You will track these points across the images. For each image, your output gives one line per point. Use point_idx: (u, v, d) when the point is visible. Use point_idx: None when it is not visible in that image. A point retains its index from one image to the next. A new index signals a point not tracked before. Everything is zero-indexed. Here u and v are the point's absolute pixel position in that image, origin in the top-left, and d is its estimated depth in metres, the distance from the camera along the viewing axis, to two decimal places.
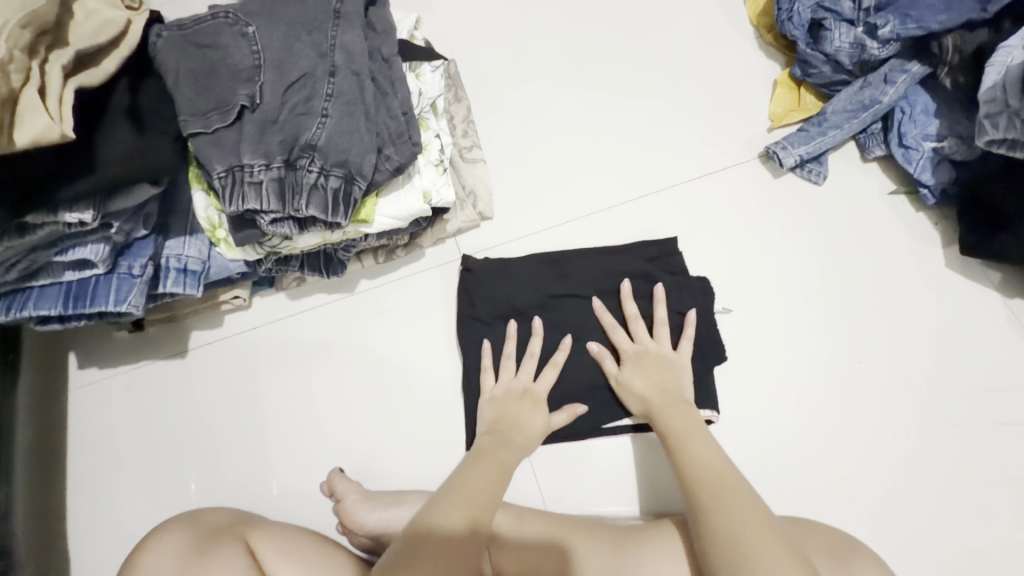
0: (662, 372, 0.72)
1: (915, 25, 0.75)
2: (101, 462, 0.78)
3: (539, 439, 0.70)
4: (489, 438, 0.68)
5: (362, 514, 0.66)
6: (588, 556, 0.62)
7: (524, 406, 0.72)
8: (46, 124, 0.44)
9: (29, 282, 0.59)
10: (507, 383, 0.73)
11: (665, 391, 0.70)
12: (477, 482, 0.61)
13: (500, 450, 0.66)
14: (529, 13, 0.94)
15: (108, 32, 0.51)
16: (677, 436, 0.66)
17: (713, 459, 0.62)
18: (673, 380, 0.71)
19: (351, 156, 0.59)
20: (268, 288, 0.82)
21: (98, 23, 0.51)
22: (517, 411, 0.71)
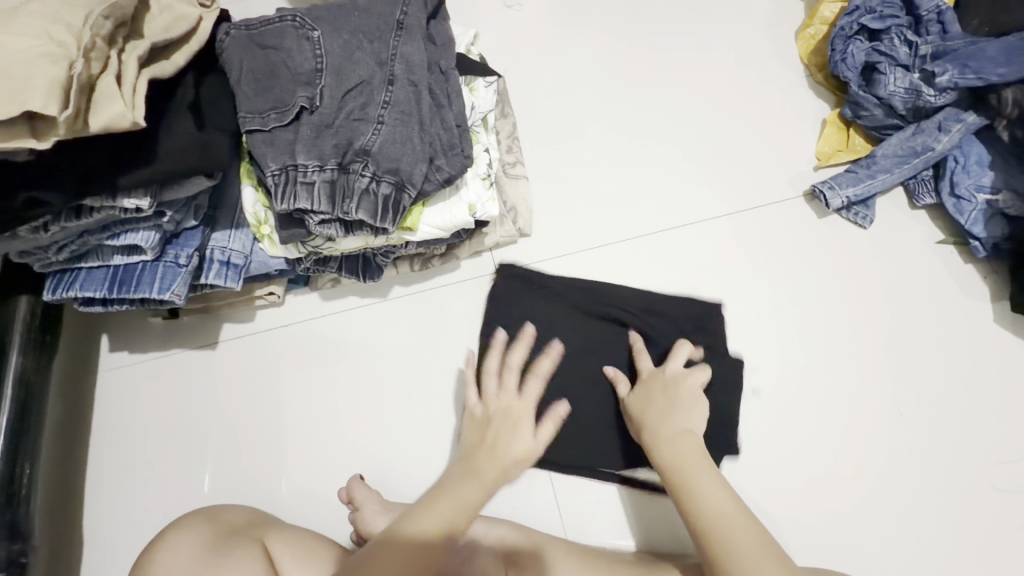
0: (670, 399, 0.69)
1: (974, 76, 0.76)
2: (122, 447, 0.77)
3: (514, 467, 0.65)
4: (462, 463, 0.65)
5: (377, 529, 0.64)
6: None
7: (507, 432, 0.67)
8: (119, 111, 0.44)
9: (78, 263, 0.59)
10: (498, 399, 0.70)
11: (671, 421, 0.67)
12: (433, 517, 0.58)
13: (465, 483, 0.62)
14: (581, 37, 0.95)
15: (180, 27, 0.53)
16: (684, 472, 0.62)
17: (721, 498, 0.60)
18: (681, 409, 0.68)
19: (402, 164, 0.59)
20: (302, 286, 0.82)
21: (171, 18, 0.52)
22: (496, 432, 0.67)
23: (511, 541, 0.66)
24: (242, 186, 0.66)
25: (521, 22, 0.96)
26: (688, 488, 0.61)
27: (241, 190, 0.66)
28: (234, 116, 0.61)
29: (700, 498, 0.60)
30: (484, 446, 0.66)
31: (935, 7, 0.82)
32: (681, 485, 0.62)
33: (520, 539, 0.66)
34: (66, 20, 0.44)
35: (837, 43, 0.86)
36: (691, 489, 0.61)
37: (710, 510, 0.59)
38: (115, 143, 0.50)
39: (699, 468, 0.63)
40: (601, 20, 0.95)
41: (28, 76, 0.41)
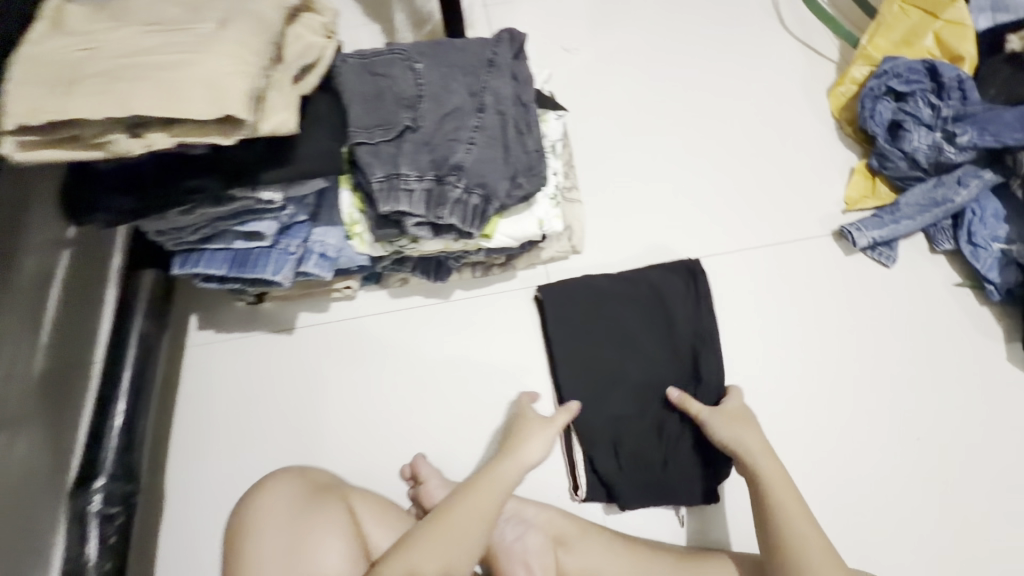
0: (745, 425, 0.74)
1: (992, 138, 0.85)
2: (202, 416, 0.85)
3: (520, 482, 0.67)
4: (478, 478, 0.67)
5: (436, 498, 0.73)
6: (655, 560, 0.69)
7: (519, 451, 0.70)
8: (283, 120, 0.54)
9: (204, 245, 0.68)
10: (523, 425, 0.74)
11: (767, 450, 0.71)
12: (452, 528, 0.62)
13: (479, 497, 0.65)
14: (632, 87, 1.08)
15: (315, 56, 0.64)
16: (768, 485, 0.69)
17: (812, 534, 0.65)
18: (757, 435, 0.73)
19: (489, 180, 0.69)
20: (373, 284, 0.90)
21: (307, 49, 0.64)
22: (509, 449, 0.71)
23: (558, 525, 0.69)
24: (340, 190, 0.75)
25: (581, 71, 1.09)
26: (781, 516, 0.67)
27: (339, 192, 0.75)
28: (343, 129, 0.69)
29: (795, 528, 0.65)
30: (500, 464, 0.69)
31: (955, 76, 0.92)
32: (776, 511, 0.67)
33: (567, 525, 0.70)
34: (248, 41, 0.53)
35: (867, 102, 0.96)
36: (785, 517, 0.66)
37: (803, 541, 0.65)
38: (262, 146, 0.58)
39: (792, 500, 0.67)
40: (645, 77, 1.09)
41: (225, 83, 0.49)
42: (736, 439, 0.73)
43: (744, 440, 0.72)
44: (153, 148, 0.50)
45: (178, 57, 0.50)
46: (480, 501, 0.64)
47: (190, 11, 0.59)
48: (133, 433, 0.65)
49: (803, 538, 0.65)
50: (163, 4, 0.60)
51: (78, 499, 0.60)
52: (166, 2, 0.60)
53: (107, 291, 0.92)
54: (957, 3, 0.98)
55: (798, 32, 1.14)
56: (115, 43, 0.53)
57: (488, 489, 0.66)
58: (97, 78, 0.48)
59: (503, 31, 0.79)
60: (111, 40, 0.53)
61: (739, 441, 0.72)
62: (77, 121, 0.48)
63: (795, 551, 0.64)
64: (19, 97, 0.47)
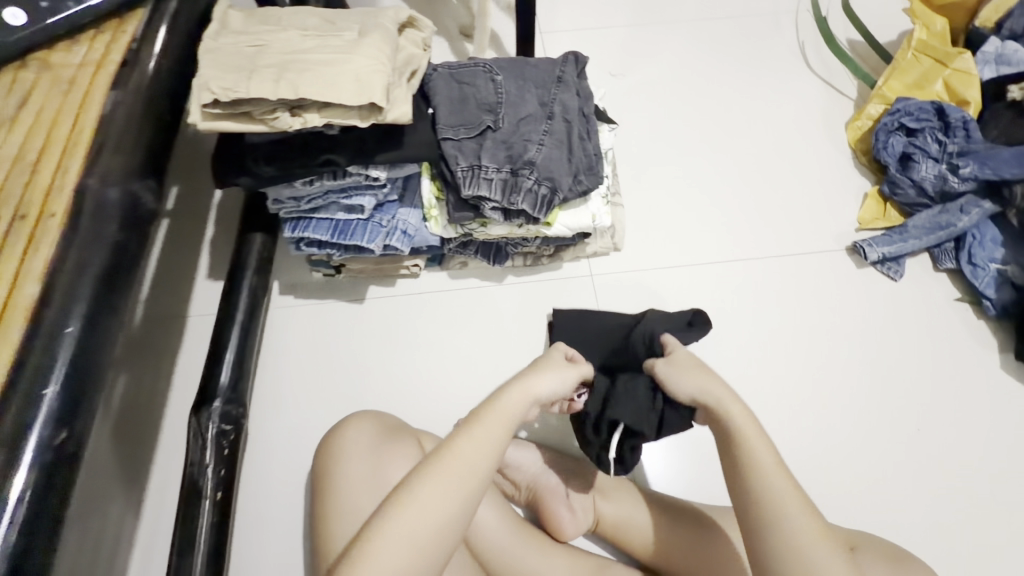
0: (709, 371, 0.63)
1: (992, 172, 0.96)
2: (278, 370, 0.96)
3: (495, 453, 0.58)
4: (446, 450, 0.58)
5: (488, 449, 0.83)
6: (679, 512, 0.75)
7: (488, 421, 0.60)
8: (404, 111, 0.65)
9: (312, 214, 0.81)
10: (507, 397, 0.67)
11: (736, 398, 0.61)
12: (414, 515, 0.53)
13: (446, 476, 0.55)
14: (671, 110, 1.22)
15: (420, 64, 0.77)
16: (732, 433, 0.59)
17: (774, 464, 0.56)
18: (724, 383, 0.62)
19: (556, 175, 0.81)
20: (436, 265, 1.03)
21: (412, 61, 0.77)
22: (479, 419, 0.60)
23: (597, 477, 0.81)
24: (421, 177, 0.85)
25: (625, 95, 1.24)
26: (740, 452, 0.57)
27: (421, 180, 0.85)
28: (434, 127, 0.82)
29: (751, 457, 0.57)
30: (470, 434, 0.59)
31: (961, 117, 1.04)
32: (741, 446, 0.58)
33: (604, 477, 0.81)
34: (382, 48, 0.67)
35: (881, 135, 1.08)
36: (745, 449, 0.57)
37: (761, 472, 0.56)
38: (379, 132, 0.71)
39: (750, 434, 0.58)
40: (682, 102, 1.23)
41: (371, 78, 0.62)
42: (690, 385, 0.62)
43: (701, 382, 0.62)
44: (308, 125, 0.63)
45: (334, 56, 0.63)
46: (488, 430, 0.59)
47: (331, 22, 0.73)
48: (243, 365, 0.76)
49: (758, 466, 0.56)
50: (307, 14, 0.74)
51: (202, 414, 0.71)
52: (310, 13, 0.74)
53: (201, 254, 1.03)
54: (964, 55, 1.11)
55: (821, 73, 1.28)
56: (278, 42, 0.67)
57: (493, 419, 0.60)
58: (272, 68, 0.62)
59: (569, 54, 0.93)
60: (275, 40, 0.67)
61: (695, 388, 0.61)
62: (253, 100, 0.61)
63: (753, 480, 0.56)
64: (212, 78, 0.60)
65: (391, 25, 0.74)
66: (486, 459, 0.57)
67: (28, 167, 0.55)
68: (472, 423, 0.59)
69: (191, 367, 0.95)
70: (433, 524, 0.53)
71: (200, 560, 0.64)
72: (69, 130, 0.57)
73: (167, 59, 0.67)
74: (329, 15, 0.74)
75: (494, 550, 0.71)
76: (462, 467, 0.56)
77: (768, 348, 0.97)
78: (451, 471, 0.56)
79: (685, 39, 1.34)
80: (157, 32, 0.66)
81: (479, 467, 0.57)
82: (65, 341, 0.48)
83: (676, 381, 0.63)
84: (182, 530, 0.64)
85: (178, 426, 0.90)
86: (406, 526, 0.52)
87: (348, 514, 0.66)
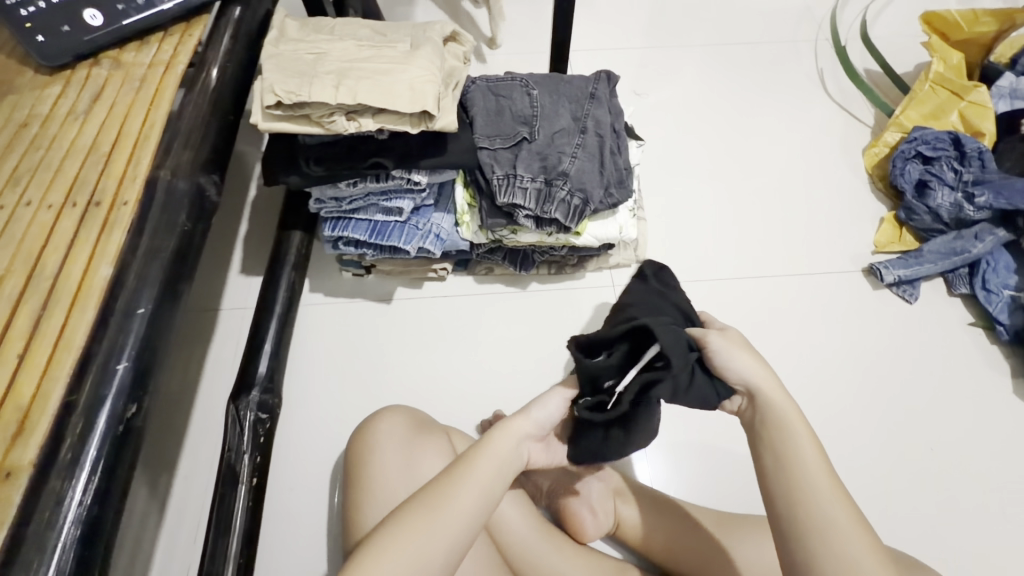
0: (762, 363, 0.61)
1: (1006, 202, 0.99)
2: (305, 365, 0.98)
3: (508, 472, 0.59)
4: (461, 461, 0.59)
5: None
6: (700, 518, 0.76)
7: (502, 438, 0.61)
8: (451, 120, 0.69)
9: (352, 215, 0.84)
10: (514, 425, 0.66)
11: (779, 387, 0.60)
12: (428, 520, 0.53)
13: (460, 485, 0.56)
14: (693, 130, 1.25)
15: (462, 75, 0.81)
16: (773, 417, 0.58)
17: (822, 468, 0.54)
18: (768, 369, 0.61)
19: (588, 187, 0.84)
20: (462, 270, 1.06)
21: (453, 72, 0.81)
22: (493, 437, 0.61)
23: (618, 480, 0.82)
24: (456, 184, 0.89)
25: (648, 114, 1.28)
26: (788, 455, 0.55)
27: (456, 187, 0.88)
28: (472, 136, 0.85)
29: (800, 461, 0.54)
30: (483, 449, 0.60)
31: (976, 148, 1.07)
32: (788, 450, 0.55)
33: (626, 481, 0.82)
34: (432, 60, 0.70)
35: (897, 162, 1.11)
36: (793, 452, 0.55)
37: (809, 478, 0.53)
38: (425, 138, 0.75)
39: (801, 439, 0.56)
40: (703, 122, 1.27)
41: (423, 87, 0.66)
42: (736, 363, 0.60)
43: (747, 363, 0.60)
44: (362, 128, 0.66)
45: (389, 66, 0.67)
46: (483, 472, 0.58)
47: (382, 34, 0.77)
48: (279, 357, 0.79)
49: (807, 472, 0.53)
50: (359, 25, 0.78)
51: (240, 403, 0.73)
52: (362, 25, 0.78)
53: (235, 251, 1.06)
54: (979, 88, 1.14)
55: (839, 100, 1.32)
56: (335, 51, 0.71)
57: (488, 461, 0.59)
58: (331, 75, 0.66)
59: (601, 72, 0.96)
60: (332, 49, 0.71)
61: (750, 375, 0.60)
62: (313, 103, 0.65)
63: (801, 487, 0.53)
64: (276, 82, 0.64)
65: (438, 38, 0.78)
66: (483, 500, 0.56)
67: (102, 158, 0.58)
68: (467, 463, 0.58)
69: (222, 360, 0.97)
70: (421, 560, 0.51)
71: (234, 544, 0.65)
72: (140, 125, 0.61)
73: (230, 63, 0.70)
74: (380, 27, 0.79)
75: (516, 545, 0.73)
76: (457, 505, 0.55)
77: (784, 363, 0.99)
78: (445, 509, 0.54)
79: (706, 63, 1.38)
80: (221, 37, 0.70)
81: (492, 482, 0.58)
82: (137, 320, 0.51)
83: (730, 359, 0.60)
84: (218, 513, 0.66)
85: (207, 418, 0.92)
86: (393, 559, 0.51)
87: (382, 504, 0.68)
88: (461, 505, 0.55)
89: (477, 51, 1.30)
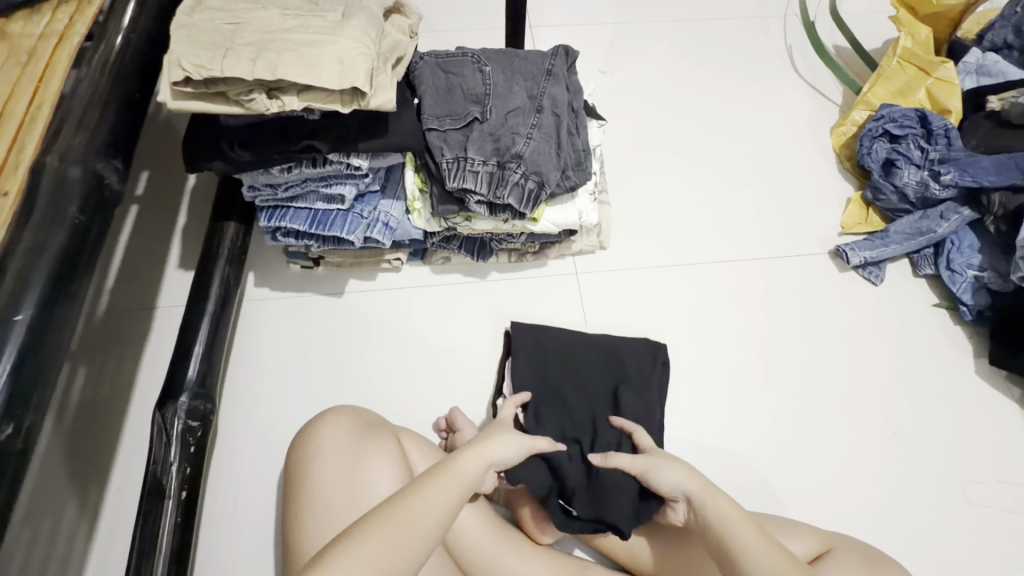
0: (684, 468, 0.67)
1: (971, 179, 0.98)
2: (250, 365, 0.92)
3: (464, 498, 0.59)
4: (417, 483, 0.57)
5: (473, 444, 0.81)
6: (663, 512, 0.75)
7: (459, 462, 0.61)
8: (390, 97, 0.63)
9: (290, 203, 0.77)
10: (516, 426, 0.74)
11: (708, 489, 0.65)
12: (375, 549, 0.50)
13: (415, 509, 0.54)
14: (659, 110, 1.21)
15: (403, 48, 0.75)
16: (716, 523, 0.62)
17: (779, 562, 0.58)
18: (692, 473, 0.66)
19: (544, 170, 0.79)
20: (418, 260, 1.00)
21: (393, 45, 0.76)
22: (453, 460, 0.61)
23: None
24: (405, 169, 0.83)
25: (613, 94, 1.22)
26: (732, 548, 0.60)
27: (404, 172, 0.83)
28: (418, 117, 0.79)
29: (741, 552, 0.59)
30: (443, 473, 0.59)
31: (943, 125, 1.06)
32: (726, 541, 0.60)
33: None
34: (366, 31, 0.64)
35: (864, 141, 1.09)
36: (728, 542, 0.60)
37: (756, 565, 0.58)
38: (363, 118, 0.69)
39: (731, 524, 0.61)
40: (670, 102, 1.22)
41: (353, 62, 0.60)
42: (663, 476, 0.66)
43: (671, 471, 0.66)
44: (286, 108, 0.60)
45: (317, 37, 0.61)
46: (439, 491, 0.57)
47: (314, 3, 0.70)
48: (214, 361, 0.73)
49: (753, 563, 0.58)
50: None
51: (167, 411, 0.67)
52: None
53: (172, 244, 0.99)
54: (947, 64, 1.12)
55: (808, 78, 1.29)
56: (257, 21, 0.64)
57: (449, 480, 0.59)
58: (250, 47, 0.59)
59: (560, 46, 0.91)
60: (255, 18, 0.64)
61: (680, 482, 0.65)
62: (230, 79, 0.58)
63: None
64: (184, 53, 0.57)
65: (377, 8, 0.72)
66: (442, 518, 0.55)
67: None
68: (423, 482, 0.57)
69: (158, 365, 0.90)
70: None
71: (162, 563, 0.61)
72: (27, 105, 0.54)
73: (137, 34, 0.63)
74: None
75: (472, 550, 0.70)
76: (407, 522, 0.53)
77: (750, 349, 0.97)
78: (393, 526, 0.52)
79: (675, 39, 1.33)
80: (126, 4, 0.63)
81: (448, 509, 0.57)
82: (16, 328, 0.45)
83: (659, 475, 0.67)
84: (142, 531, 0.61)
85: (141, 428, 0.86)
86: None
87: (323, 516, 0.64)
88: (412, 521, 0.54)
89: (434, 27, 1.23)
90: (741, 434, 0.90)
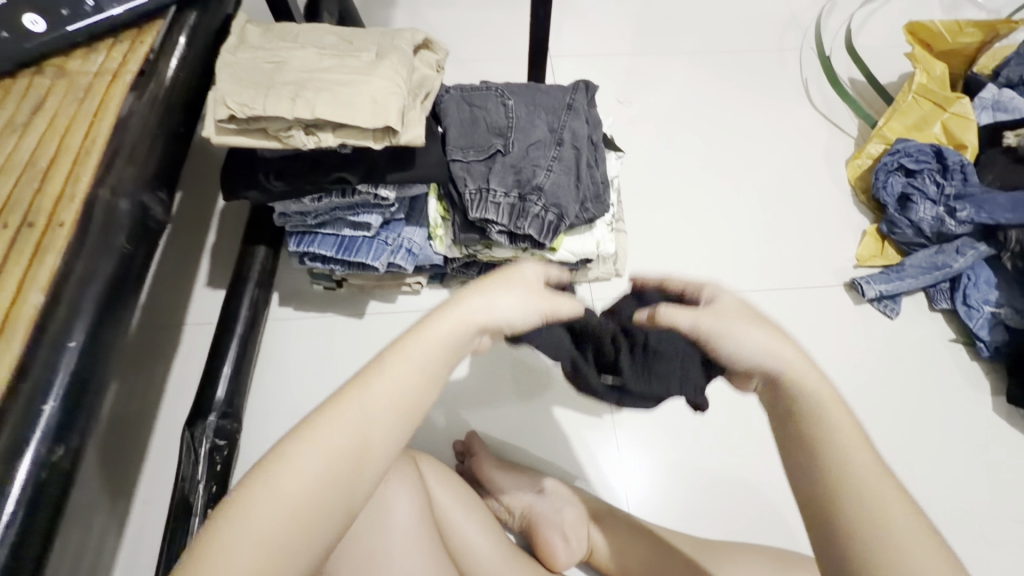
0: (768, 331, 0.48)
1: (986, 216, 0.99)
2: (270, 381, 0.95)
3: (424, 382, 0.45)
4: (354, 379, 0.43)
5: (492, 470, 0.83)
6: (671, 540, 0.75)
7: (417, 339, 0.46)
8: (417, 134, 0.66)
9: (319, 229, 0.80)
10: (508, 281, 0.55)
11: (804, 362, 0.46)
12: (294, 475, 0.38)
13: (348, 414, 0.41)
14: (674, 139, 1.23)
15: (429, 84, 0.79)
16: (814, 416, 0.43)
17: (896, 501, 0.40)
18: (784, 338, 0.47)
19: (564, 202, 0.82)
20: (438, 283, 1.03)
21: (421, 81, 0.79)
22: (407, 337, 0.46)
23: (593, 503, 0.80)
24: (429, 198, 0.85)
25: (631, 123, 1.25)
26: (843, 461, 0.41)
27: (428, 201, 0.85)
28: (443, 149, 0.82)
29: (852, 475, 0.41)
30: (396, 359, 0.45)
31: (958, 161, 1.07)
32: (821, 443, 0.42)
33: (600, 504, 0.80)
34: (398, 71, 0.67)
35: (879, 174, 1.10)
36: (836, 460, 0.41)
37: (879, 500, 0.39)
38: (392, 152, 0.72)
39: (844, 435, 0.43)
40: (687, 132, 1.25)
41: (386, 101, 0.63)
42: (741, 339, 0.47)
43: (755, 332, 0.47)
44: (322, 144, 0.63)
45: (352, 78, 0.64)
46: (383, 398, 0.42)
47: (348, 43, 0.75)
48: (239, 383, 0.75)
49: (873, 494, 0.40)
50: (325, 33, 0.77)
51: (196, 428, 0.69)
52: (327, 32, 0.77)
53: (201, 262, 1.03)
54: (962, 99, 1.13)
55: (823, 111, 1.31)
56: (296, 60, 0.68)
57: (397, 369, 0.44)
58: (289, 87, 0.62)
59: (580, 81, 0.94)
60: (294, 57, 0.68)
61: (762, 349, 0.47)
62: (271, 117, 0.61)
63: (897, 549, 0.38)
64: (229, 93, 0.60)
65: (407, 48, 0.76)
66: (384, 423, 0.42)
67: (40, 173, 0.55)
68: (359, 388, 0.42)
69: (185, 379, 0.93)
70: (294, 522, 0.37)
71: None
72: (82, 139, 0.58)
73: (184, 73, 0.67)
74: (347, 36, 0.77)
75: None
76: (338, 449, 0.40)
77: None
78: (315, 450, 0.39)
79: (692, 70, 1.36)
80: (174, 47, 0.68)
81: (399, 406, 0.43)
82: (67, 353, 0.48)
83: (734, 338, 0.48)
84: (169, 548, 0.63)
85: (168, 441, 0.88)
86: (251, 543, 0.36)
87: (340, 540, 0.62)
88: (336, 441, 0.40)
89: None
90: (753, 465, 0.91)
